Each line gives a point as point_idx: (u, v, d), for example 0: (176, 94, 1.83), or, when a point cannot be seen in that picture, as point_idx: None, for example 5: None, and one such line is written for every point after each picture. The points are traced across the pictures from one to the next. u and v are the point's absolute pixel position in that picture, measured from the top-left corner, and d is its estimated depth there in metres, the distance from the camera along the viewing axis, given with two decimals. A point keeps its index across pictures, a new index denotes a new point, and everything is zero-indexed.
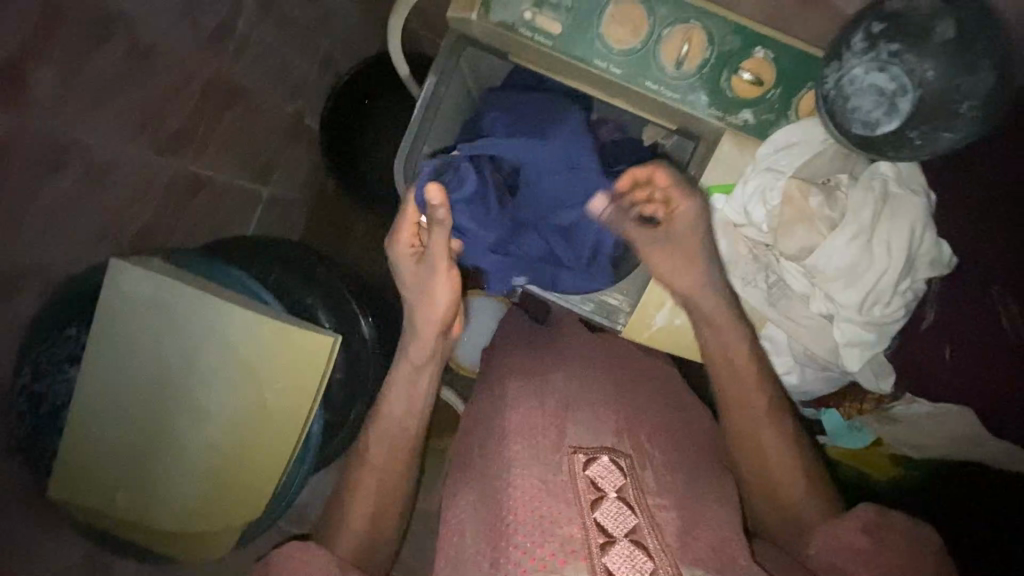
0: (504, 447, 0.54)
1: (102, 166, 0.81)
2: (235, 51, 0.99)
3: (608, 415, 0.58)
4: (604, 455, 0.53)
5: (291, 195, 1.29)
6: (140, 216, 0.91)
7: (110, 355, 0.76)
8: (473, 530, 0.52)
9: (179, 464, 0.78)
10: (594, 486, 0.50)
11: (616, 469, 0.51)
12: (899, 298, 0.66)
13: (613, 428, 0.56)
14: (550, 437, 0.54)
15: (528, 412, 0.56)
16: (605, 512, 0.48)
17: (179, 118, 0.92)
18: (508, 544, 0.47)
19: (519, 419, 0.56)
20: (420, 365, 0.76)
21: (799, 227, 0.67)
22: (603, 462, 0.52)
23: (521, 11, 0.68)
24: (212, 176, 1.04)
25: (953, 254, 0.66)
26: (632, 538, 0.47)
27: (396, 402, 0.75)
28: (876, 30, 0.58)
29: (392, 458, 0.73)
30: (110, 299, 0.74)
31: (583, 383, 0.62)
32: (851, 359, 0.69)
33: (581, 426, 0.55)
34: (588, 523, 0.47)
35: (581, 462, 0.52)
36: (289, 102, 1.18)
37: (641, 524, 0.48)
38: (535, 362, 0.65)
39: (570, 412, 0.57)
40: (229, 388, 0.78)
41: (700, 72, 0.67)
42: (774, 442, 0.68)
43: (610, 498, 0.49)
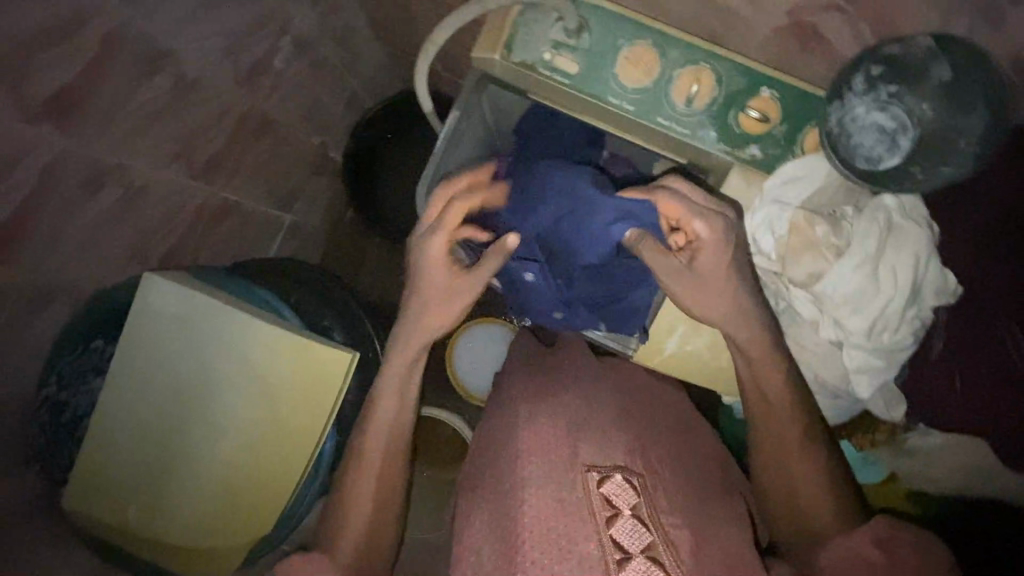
0: (518, 467, 0.53)
1: (140, 188, 0.86)
2: (269, 87, 1.05)
3: (618, 433, 0.58)
4: (618, 474, 0.53)
5: (312, 223, 1.33)
6: (171, 237, 0.96)
7: (134, 366, 0.78)
8: (488, 545, 0.52)
9: (190, 478, 0.79)
10: (609, 503, 0.50)
11: (629, 487, 0.52)
12: (907, 325, 0.68)
13: (624, 448, 0.56)
14: (563, 456, 0.53)
15: (541, 428, 0.56)
16: (621, 529, 0.49)
17: (214, 147, 0.98)
18: (521, 558, 0.47)
19: (529, 437, 0.55)
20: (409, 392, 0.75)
21: (807, 255, 0.69)
22: (617, 481, 0.52)
23: (541, 53, 0.73)
24: (239, 202, 1.09)
25: (958, 285, 0.68)
26: (648, 554, 0.48)
27: (382, 424, 0.73)
28: (876, 73, 0.61)
29: (378, 472, 0.73)
30: (141, 311, 0.77)
31: (594, 403, 0.61)
32: (862, 386, 0.70)
33: (592, 444, 0.55)
34: (604, 540, 0.48)
35: (595, 480, 0.52)
36: (316, 135, 1.24)
37: (656, 541, 0.48)
38: (541, 385, 0.64)
39: (580, 430, 0.56)
40: (246, 401, 0.79)
41: (709, 110, 0.71)
42: (805, 462, 0.66)
43: (625, 515, 0.50)
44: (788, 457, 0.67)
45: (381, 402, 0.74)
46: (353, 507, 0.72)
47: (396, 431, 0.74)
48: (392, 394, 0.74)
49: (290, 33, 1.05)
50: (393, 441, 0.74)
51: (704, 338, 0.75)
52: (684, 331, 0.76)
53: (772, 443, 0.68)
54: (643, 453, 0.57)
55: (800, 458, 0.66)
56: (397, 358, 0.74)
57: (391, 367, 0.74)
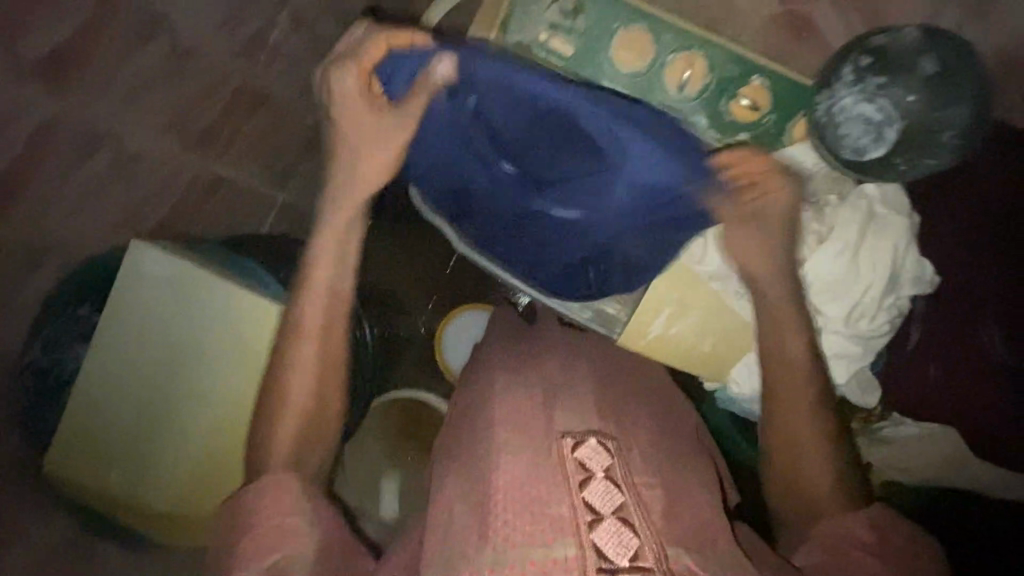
0: (491, 433, 0.53)
1: (130, 156, 0.86)
2: (265, 61, 1.05)
3: (591, 402, 0.57)
4: (591, 438, 0.52)
5: (305, 203, 1.32)
6: (160, 207, 0.95)
7: (122, 332, 0.78)
8: (460, 506, 0.50)
9: (177, 445, 0.79)
10: (582, 467, 0.49)
11: (604, 451, 0.51)
12: (885, 313, 0.69)
13: (596, 414, 0.56)
14: (539, 425, 0.53)
15: (513, 399, 0.56)
16: (593, 491, 0.48)
17: (207, 118, 0.97)
18: (494, 523, 0.46)
19: (499, 409, 0.56)
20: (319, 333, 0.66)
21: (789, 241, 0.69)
22: (591, 445, 0.51)
23: (536, 34, 0.73)
24: (231, 177, 1.08)
25: (936, 274, 0.70)
26: (618, 515, 0.46)
27: (303, 381, 0.65)
28: (863, 65, 0.64)
29: (299, 432, 0.64)
30: (130, 277, 0.77)
31: (573, 373, 0.62)
32: (840, 373, 0.71)
33: (567, 412, 0.55)
34: (576, 502, 0.47)
35: (569, 446, 0.51)
36: (312, 114, 1.23)
37: (627, 502, 0.47)
38: (519, 359, 0.64)
39: (555, 399, 0.57)
40: (235, 369, 0.80)
41: (701, 96, 0.71)
42: (810, 442, 0.63)
43: (598, 478, 0.49)
44: (792, 437, 0.64)
45: (297, 359, 0.66)
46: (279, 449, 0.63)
47: (322, 402, 0.66)
48: (314, 357, 0.66)
49: (288, 8, 1.05)
50: (314, 411, 0.66)
51: (688, 321, 0.77)
52: (668, 314, 0.78)
53: (779, 420, 0.65)
54: (618, 421, 0.57)
55: (806, 438, 0.64)
56: (317, 307, 0.67)
57: (309, 318, 0.66)
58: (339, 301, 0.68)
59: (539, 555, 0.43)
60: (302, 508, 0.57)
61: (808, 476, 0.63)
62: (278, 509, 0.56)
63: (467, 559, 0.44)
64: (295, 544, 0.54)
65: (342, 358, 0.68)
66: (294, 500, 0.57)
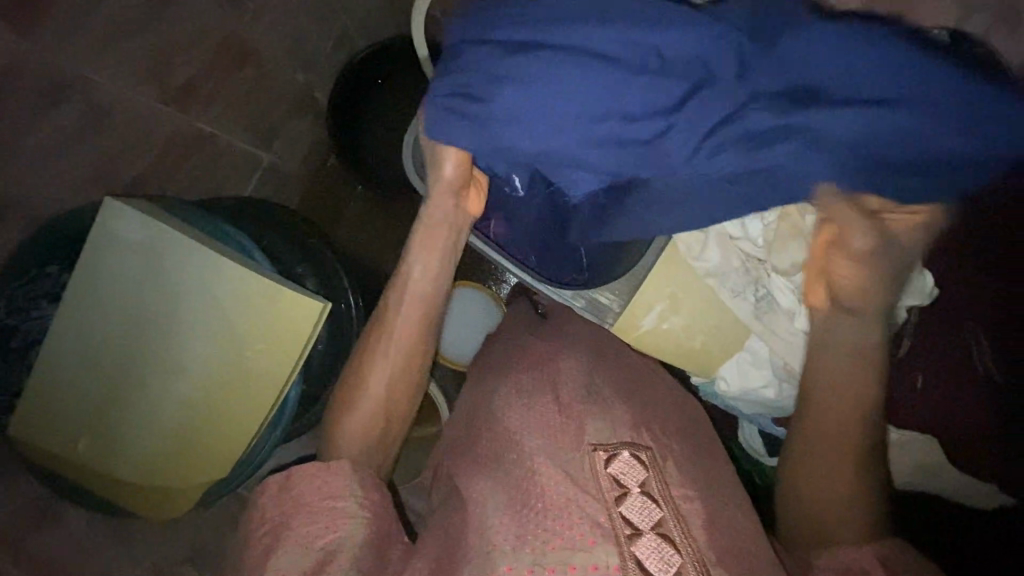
0: (522, 442, 0.59)
1: (104, 107, 0.82)
2: (253, 13, 1.00)
3: (624, 414, 0.62)
4: (624, 451, 0.58)
5: (292, 166, 1.27)
6: (136, 164, 0.90)
7: (90, 294, 0.74)
8: (494, 503, 0.56)
9: (147, 416, 0.76)
10: (617, 483, 0.55)
11: (638, 464, 0.57)
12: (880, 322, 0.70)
13: (629, 424, 0.61)
14: (571, 435, 0.59)
15: (544, 407, 0.62)
16: (630, 507, 0.53)
17: (190, 70, 0.92)
18: (537, 528, 0.52)
19: (519, 418, 0.62)
20: (413, 343, 0.74)
21: (793, 243, 0.69)
22: (624, 459, 0.57)
23: None
24: (216, 136, 1.04)
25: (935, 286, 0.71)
26: (657, 531, 0.52)
27: (376, 382, 0.72)
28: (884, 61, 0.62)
29: (372, 425, 0.71)
30: (101, 238, 0.73)
31: (590, 375, 0.68)
32: None
33: (597, 425, 0.60)
34: (613, 515, 0.53)
35: (602, 460, 0.57)
36: (302, 73, 1.18)
37: (666, 518, 0.53)
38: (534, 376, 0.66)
39: (583, 411, 0.61)
40: (212, 344, 0.76)
41: None
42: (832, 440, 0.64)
43: (635, 493, 0.54)
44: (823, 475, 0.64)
45: (374, 359, 0.73)
46: (354, 440, 0.70)
47: (394, 388, 0.73)
48: (393, 348, 0.73)
49: None
50: (389, 409, 0.72)
51: (681, 316, 0.77)
52: (662, 308, 0.77)
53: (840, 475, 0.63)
54: (647, 426, 0.62)
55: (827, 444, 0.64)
56: (408, 306, 0.74)
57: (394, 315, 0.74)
58: (423, 303, 0.74)
59: (580, 559, 0.50)
60: (352, 492, 0.61)
61: (826, 476, 0.64)
62: (324, 492, 0.61)
63: (503, 554, 0.51)
64: (347, 525, 0.59)
65: (433, 330, 0.76)
66: (343, 485, 0.61)
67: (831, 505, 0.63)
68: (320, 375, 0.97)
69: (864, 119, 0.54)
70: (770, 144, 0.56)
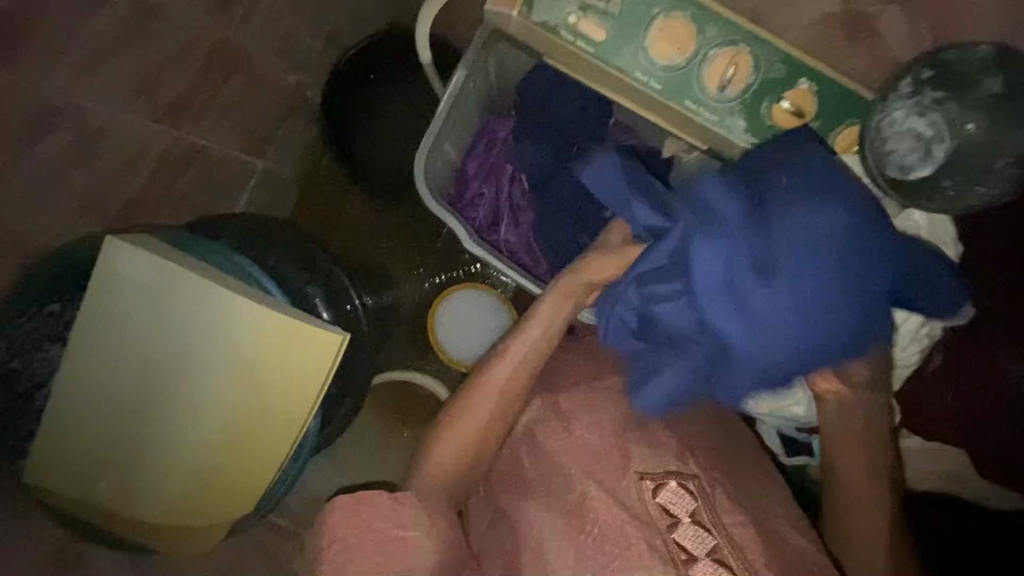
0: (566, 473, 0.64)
1: (94, 132, 0.78)
2: (242, 16, 0.93)
3: (670, 440, 0.66)
4: (671, 481, 0.63)
5: (287, 167, 1.25)
6: (133, 185, 0.88)
7: (98, 337, 0.72)
8: (552, 541, 0.62)
9: (167, 459, 0.74)
10: (667, 513, 0.61)
11: (687, 494, 0.62)
12: (916, 344, 0.70)
13: (675, 452, 0.65)
14: (618, 464, 0.64)
15: (579, 436, 0.66)
16: (682, 534, 0.60)
17: (181, 83, 0.88)
18: (593, 551, 0.61)
19: (561, 443, 0.67)
20: (485, 429, 0.69)
21: None
22: (672, 488, 0.63)
23: (564, 15, 0.67)
24: (209, 147, 1.01)
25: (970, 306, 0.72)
26: (712, 556, 0.59)
27: (444, 459, 0.68)
28: (925, 76, 0.59)
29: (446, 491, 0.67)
30: (106, 279, 0.70)
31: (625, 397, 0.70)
32: None
33: (643, 452, 0.65)
34: (669, 541, 0.60)
35: (651, 489, 0.63)
36: (294, 74, 1.13)
37: (719, 544, 0.60)
38: (577, 405, 0.69)
39: (628, 437, 0.66)
40: (230, 384, 0.74)
41: (740, 97, 0.66)
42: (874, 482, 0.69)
43: (687, 522, 0.61)
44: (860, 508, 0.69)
45: (452, 431, 0.69)
46: (439, 472, 0.68)
47: (489, 426, 0.70)
48: (477, 421, 0.69)
49: None
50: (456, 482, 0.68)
51: None
52: None
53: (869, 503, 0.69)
54: (692, 452, 0.66)
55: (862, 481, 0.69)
56: (501, 374, 0.70)
57: (481, 398, 0.70)
58: (510, 392, 0.70)
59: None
60: (419, 521, 0.63)
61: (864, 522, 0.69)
62: (404, 517, 0.62)
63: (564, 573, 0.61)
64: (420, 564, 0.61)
65: (513, 413, 0.71)
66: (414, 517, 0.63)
67: (871, 531, 0.69)
68: (338, 394, 0.96)
69: (817, 228, 0.57)
70: (870, 268, 0.58)
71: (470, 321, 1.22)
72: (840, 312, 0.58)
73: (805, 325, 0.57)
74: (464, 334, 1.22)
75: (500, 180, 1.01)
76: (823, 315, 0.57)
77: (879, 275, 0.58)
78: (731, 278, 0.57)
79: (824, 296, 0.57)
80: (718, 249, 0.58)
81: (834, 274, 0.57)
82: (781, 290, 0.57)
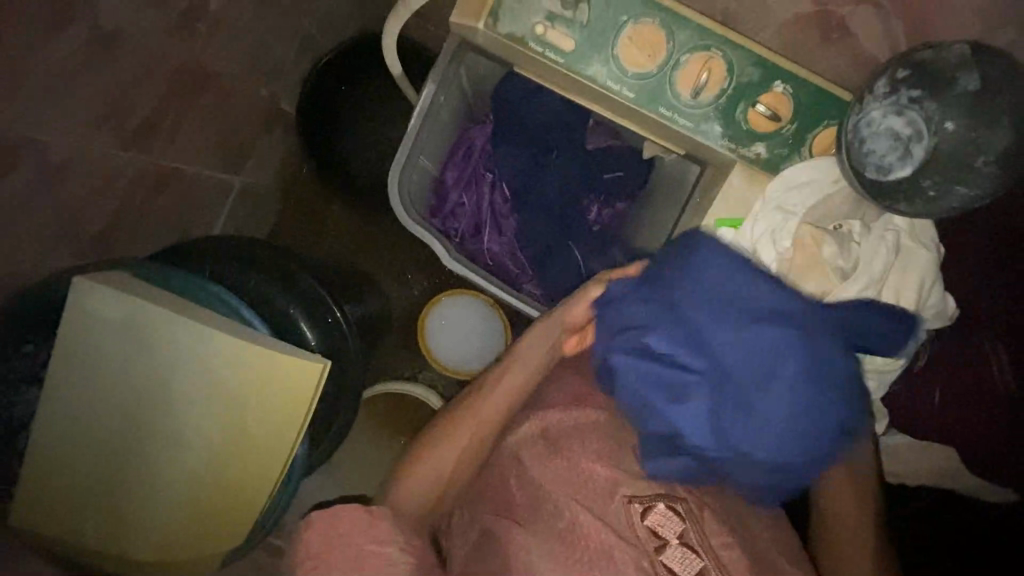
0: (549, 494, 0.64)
1: (58, 165, 0.75)
2: (206, 34, 0.90)
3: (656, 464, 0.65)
4: (660, 503, 0.63)
5: (265, 181, 1.23)
6: (104, 213, 0.86)
7: (77, 375, 0.71)
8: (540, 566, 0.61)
9: (154, 494, 0.74)
10: (656, 535, 0.61)
11: (675, 515, 0.62)
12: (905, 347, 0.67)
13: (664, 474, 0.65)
14: (605, 487, 0.64)
15: (566, 456, 0.66)
16: (670, 556, 0.61)
17: (146, 107, 0.85)
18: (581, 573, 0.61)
19: (544, 465, 0.66)
20: (474, 449, 0.72)
21: (814, 275, 0.64)
22: (660, 510, 0.62)
23: (531, 26, 0.65)
24: (182, 168, 0.99)
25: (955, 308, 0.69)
26: None
27: (422, 481, 0.71)
28: (900, 76, 0.57)
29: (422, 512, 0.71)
30: (79, 317, 0.69)
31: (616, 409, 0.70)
32: None
33: (630, 474, 0.64)
34: (656, 563, 0.60)
35: (639, 512, 0.62)
36: (265, 87, 1.11)
37: (707, 566, 0.60)
38: (563, 425, 0.69)
39: (614, 459, 0.65)
40: (214, 417, 0.72)
41: (715, 101, 0.65)
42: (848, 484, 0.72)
43: (674, 544, 0.61)
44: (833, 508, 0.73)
45: (438, 455, 0.72)
46: (411, 496, 0.71)
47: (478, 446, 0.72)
48: (467, 437, 0.72)
49: None
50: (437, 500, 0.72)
51: None
52: None
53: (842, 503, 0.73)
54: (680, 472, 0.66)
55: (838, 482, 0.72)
56: (500, 392, 0.72)
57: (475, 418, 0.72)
58: (500, 413, 0.72)
59: None
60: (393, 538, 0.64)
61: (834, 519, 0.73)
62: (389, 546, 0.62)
63: None
64: None
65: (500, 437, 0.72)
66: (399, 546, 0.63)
67: (841, 530, 0.73)
68: (326, 415, 0.95)
69: (732, 347, 0.60)
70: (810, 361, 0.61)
71: (463, 328, 1.21)
72: (811, 388, 0.61)
73: (797, 416, 0.61)
74: (457, 340, 1.21)
75: (481, 189, 1.00)
76: (795, 403, 0.60)
77: (835, 361, 0.62)
78: (706, 415, 0.61)
79: (790, 384, 0.60)
80: (677, 403, 0.62)
81: (778, 370, 0.60)
82: (750, 407, 0.61)
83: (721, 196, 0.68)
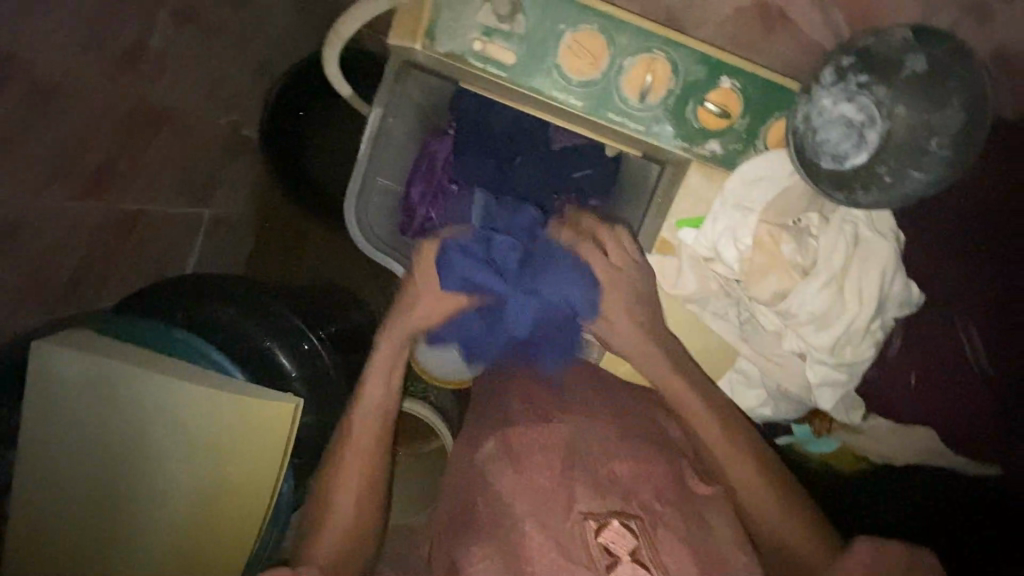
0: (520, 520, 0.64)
1: (12, 226, 0.73)
2: (154, 72, 0.87)
3: (615, 486, 0.65)
4: (614, 520, 0.61)
5: (235, 210, 1.22)
6: (69, 264, 0.85)
7: (53, 432, 0.71)
8: None
9: (141, 546, 0.73)
10: (607, 551, 0.60)
11: (628, 532, 0.60)
12: (870, 338, 0.68)
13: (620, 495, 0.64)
14: (562, 505, 0.64)
15: (524, 479, 0.67)
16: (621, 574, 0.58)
17: (100, 154, 0.84)
18: None
19: (513, 481, 0.67)
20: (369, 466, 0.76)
21: (771, 275, 0.66)
22: (614, 527, 0.61)
23: (470, 41, 0.63)
24: (145, 209, 0.98)
25: (921, 294, 0.69)
26: None
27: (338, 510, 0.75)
28: (846, 63, 0.56)
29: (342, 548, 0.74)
30: (46, 376, 0.69)
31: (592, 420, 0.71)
32: (825, 399, 0.70)
33: (587, 493, 0.64)
34: None
35: (593, 529, 0.61)
36: (224, 115, 1.09)
37: None
38: (525, 446, 0.69)
39: (572, 482, 0.65)
40: (193, 463, 0.72)
41: (664, 104, 0.63)
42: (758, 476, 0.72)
43: (625, 561, 0.59)
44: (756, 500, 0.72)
45: (337, 480, 0.75)
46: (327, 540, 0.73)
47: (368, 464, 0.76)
48: (355, 462, 0.76)
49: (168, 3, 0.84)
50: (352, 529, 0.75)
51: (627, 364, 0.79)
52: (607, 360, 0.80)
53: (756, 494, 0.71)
54: (636, 489, 0.66)
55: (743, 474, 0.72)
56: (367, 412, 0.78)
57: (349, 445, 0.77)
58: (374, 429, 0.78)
59: None
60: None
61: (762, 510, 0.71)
62: None
63: None
64: None
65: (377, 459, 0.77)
66: None
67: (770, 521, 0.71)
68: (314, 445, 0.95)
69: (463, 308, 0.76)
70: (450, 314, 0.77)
71: None
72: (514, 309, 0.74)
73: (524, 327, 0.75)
74: None
75: None
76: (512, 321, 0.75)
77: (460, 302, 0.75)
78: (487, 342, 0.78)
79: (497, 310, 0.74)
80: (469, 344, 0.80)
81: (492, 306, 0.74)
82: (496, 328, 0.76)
83: (679, 197, 0.68)
